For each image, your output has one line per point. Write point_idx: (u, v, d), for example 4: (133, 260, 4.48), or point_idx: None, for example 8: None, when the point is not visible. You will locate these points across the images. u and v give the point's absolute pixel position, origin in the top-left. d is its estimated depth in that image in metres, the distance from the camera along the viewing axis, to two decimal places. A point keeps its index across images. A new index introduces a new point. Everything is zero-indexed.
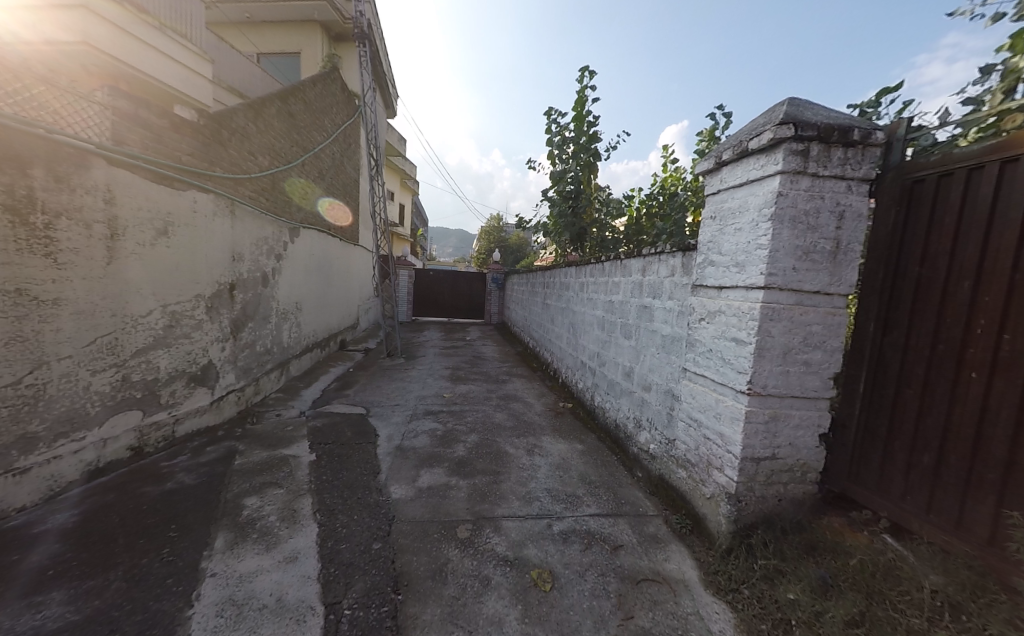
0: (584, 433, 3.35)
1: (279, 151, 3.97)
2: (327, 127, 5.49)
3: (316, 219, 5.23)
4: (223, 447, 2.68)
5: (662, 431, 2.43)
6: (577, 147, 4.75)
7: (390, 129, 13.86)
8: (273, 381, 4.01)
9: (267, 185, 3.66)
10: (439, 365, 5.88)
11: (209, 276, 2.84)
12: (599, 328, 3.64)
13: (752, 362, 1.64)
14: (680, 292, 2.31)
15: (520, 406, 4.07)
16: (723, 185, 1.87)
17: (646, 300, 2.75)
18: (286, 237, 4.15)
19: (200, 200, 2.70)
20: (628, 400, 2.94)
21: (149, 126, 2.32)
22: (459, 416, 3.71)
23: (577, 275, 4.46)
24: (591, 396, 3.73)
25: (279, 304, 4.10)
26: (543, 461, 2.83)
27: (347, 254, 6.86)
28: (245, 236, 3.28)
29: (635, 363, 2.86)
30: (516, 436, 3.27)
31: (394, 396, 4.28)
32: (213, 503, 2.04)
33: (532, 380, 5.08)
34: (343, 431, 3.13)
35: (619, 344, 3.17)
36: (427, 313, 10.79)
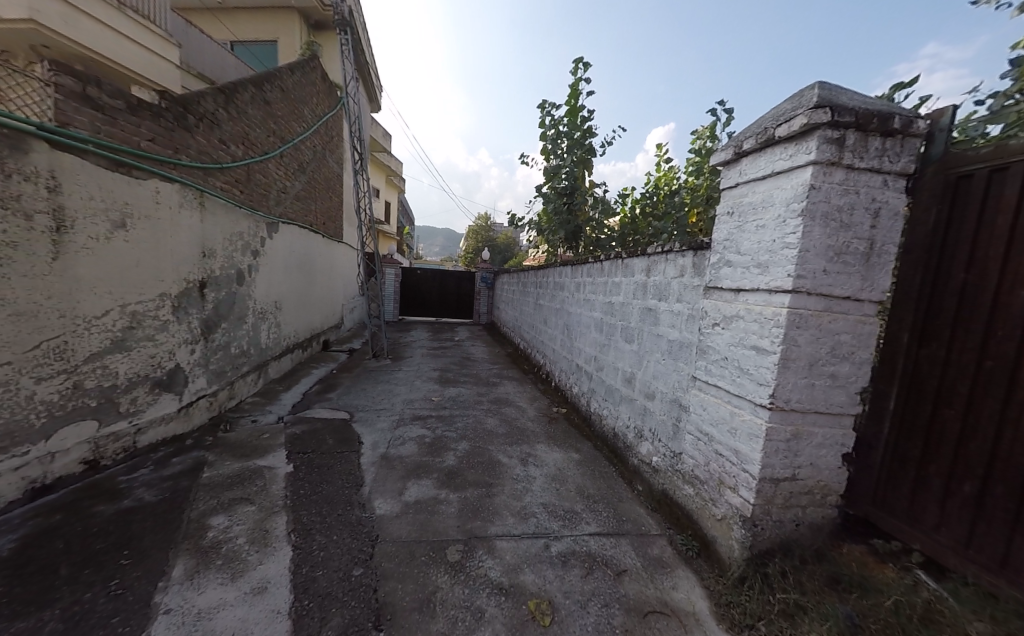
0: (580, 441, 3.20)
1: (255, 140, 3.74)
2: (307, 116, 5.24)
3: (297, 214, 4.99)
4: (191, 458, 2.46)
5: (667, 441, 2.31)
6: (571, 141, 4.57)
7: (376, 123, 13.51)
8: (249, 385, 3.78)
9: (241, 176, 3.44)
10: (427, 367, 5.68)
11: (175, 273, 2.62)
12: (596, 330, 3.50)
13: (775, 373, 1.56)
14: (690, 295, 2.19)
15: (512, 411, 3.91)
16: (743, 178, 1.78)
17: (650, 302, 2.62)
18: (263, 233, 3.94)
19: (164, 191, 2.47)
20: (628, 407, 2.80)
21: (100, 107, 2.08)
22: (448, 421, 3.53)
23: (572, 274, 4.29)
24: (587, 401, 3.58)
25: (255, 303, 3.88)
26: (538, 472, 2.67)
27: (331, 251, 6.62)
28: (217, 230, 3.07)
29: (636, 368, 2.74)
30: (508, 444, 3.11)
31: (379, 400, 4.07)
32: (174, 523, 1.83)
33: (524, 383, 4.92)
34: (325, 439, 2.94)
35: (618, 347, 3.04)
36: (415, 312, 10.54)
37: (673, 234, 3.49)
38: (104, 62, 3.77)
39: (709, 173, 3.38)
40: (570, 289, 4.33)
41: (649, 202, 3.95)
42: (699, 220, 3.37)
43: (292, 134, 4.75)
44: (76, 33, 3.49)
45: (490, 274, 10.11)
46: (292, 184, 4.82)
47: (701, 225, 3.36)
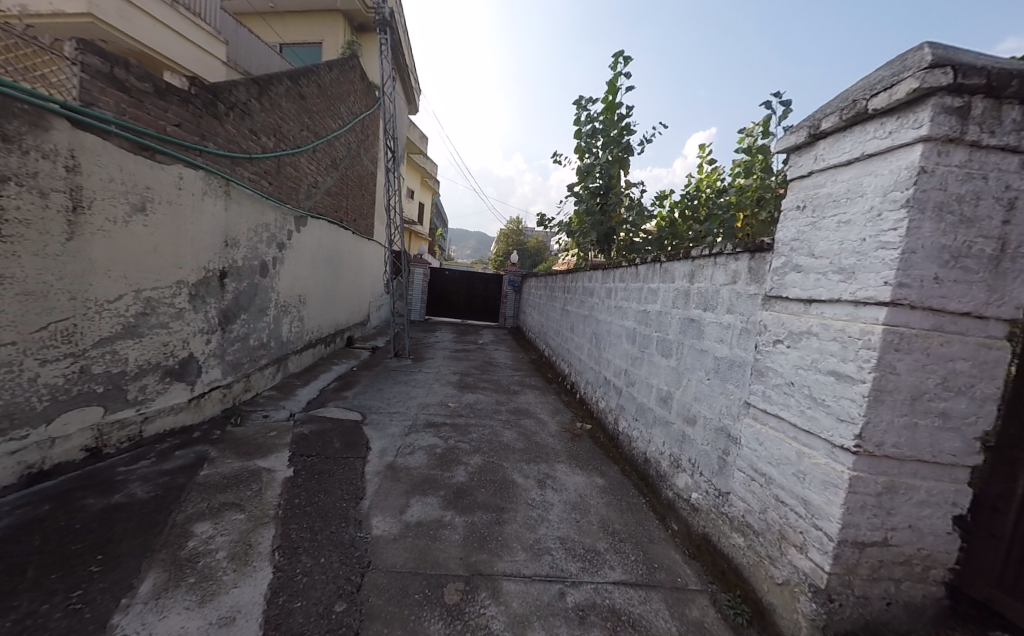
0: (605, 464, 2.88)
1: (286, 133, 3.74)
2: (341, 113, 5.28)
3: (326, 209, 4.99)
4: (194, 453, 2.37)
5: (710, 475, 1.97)
6: (608, 140, 4.32)
7: (413, 126, 13.77)
8: (267, 379, 3.73)
9: (269, 168, 3.45)
10: (447, 370, 5.51)
11: (194, 261, 2.58)
12: (628, 342, 3.17)
13: (865, 407, 1.22)
14: (744, 305, 1.87)
15: (531, 424, 3.63)
16: (820, 165, 1.46)
17: (693, 313, 2.29)
18: (290, 225, 3.93)
19: (187, 178, 2.44)
20: (662, 431, 2.47)
21: (126, 88, 2.06)
22: (462, 430, 3.31)
23: (603, 280, 3.98)
24: (614, 418, 3.26)
25: (277, 297, 3.85)
26: (556, 497, 2.38)
27: (360, 248, 6.64)
28: (240, 220, 3.05)
29: (673, 387, 2.41)
30: (524, 460, 2.84)
31: (394, 402, 3.92)
32: (157, 526, 1.69)
33: (546, 394, 4.63)
34: (332, 441, 2.78)
35: (652, 362, 2.72)
36: (441, 314, 10.50)
37: (719, 237, 3.16)
38: (152, 55, 4.18)
39: (761, 172, 3.05)
40: (600, 296, 4.02)
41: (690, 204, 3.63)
42: (748, 223, 3.04)
43: (326, 132, 4.79)
44: (127, 26, 3.92)
45: (518, 279, 9.91)
46: (323, 181, 4.84)
47: (750, 228, 3.03)
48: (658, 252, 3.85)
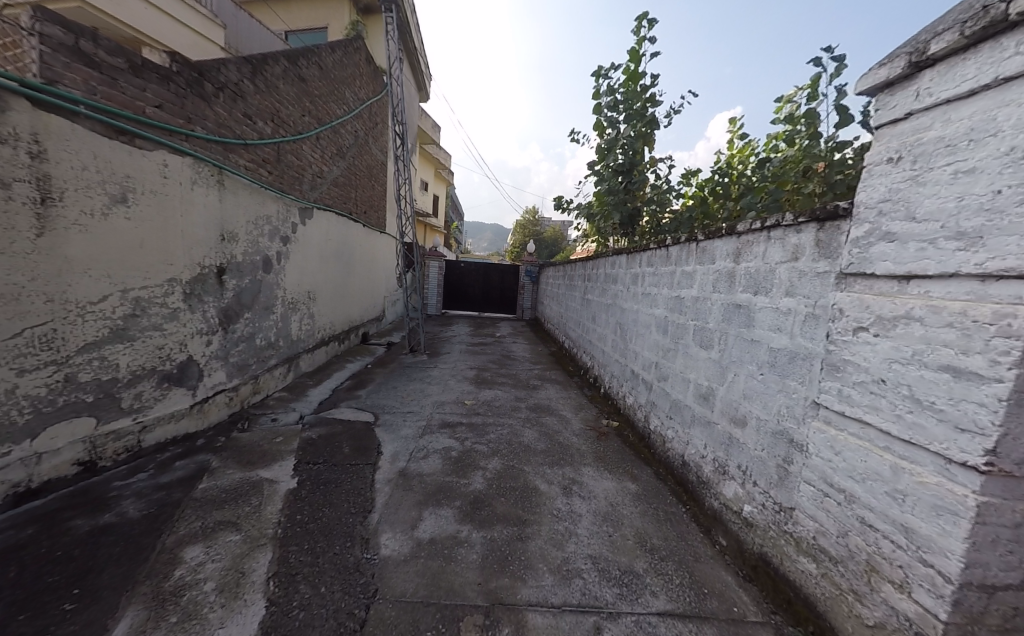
0: (637, 466, 2.62)
1: (286, 119, 3.55)
2: (346, 98, 5.06)
3: (333, 200, 4.80)
4: (194, 462, 2.22)
5: (766, 486, 1.69)
6: (631, 113, 3.97)
7: (426, 115, 13.45)
8: (277, 378, 3.59)
9: (268, 157, 3.28)
10: (463, 365, 5.30)
11: (186, 257, 2.42)
12: (659, 331, 2.87)
13: (1002, 416, 0.98)
14: (811, 286, 1.57)
15: (553, 422, 3.38)
16: (924, 105, 1.19)
17: (739, 297, 1.99)
18: (294, 217, 3.75)
19: (172, 164, 2.27)
20: (703, 432, 2.18)
21: (96, 65, 1.91)
22: (479, 431, 3.09)
23: (628, 264, 3.67)
24: (644, 416, 2.98)
25: (285, 293, 3.69)
26: (584, 506, 2.13)
27: (372, 240, 6.47)
28: (237, 211, 2.88)
29: (715, 382, 2.12)
30: (547, 463, 2.60)
31: (408, 401, 3.74)
32: (144, 551, 1.52)
33: (568, 389, 4.38)
34: (341, 446, 2.60)
35: (689, 354, 2.42)
36: (458, 307, 10.31)
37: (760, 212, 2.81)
38: (144, 39, 4.19)
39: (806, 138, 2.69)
40: (625, 282, 3.71)
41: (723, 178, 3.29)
42: (791, 196, 2.67)
43: (331, 118, 4.60)
44: (117, 10, 3.93)
45: (535, 269, 9.61)
46: (330, 170, 4.65)
47: (794, 201, 2.66)
48: (691, 230, 3.53)
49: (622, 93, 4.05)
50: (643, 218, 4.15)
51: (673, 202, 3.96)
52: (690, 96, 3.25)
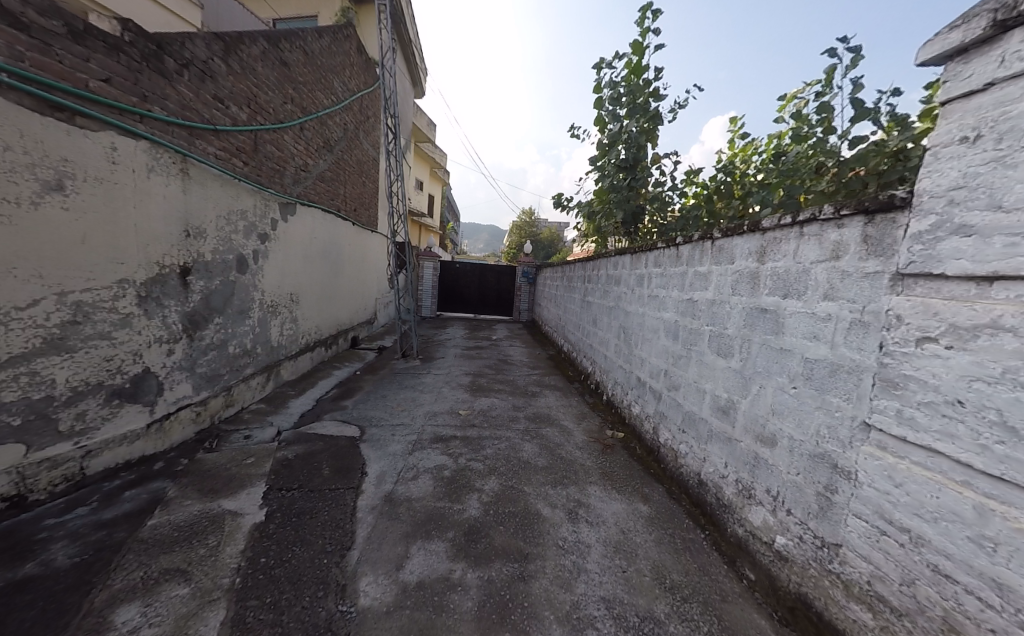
0: (648, 484, 2.41)
1: (266, 106, 3.27)
2: (335, 88, 4.77)
3: (319, 196, 4.52)
4: (147, 491, 1.95)
5: (803, 517, 1.48)
6: (634, 106, 3.77)
7: (422, 111, 13.15)
8: (256, 388, 3.31)
9: (244, 146, 3.00)
10: (458, 371, 5.05)
11: (141, 255, 2.14)
12: (669, 337, 2.66)
13: None
14: (856, 288, 1.37)
15: (554, 434, 3.15)
16: (1011, 72, 0.99)
17: (765, 300, 1.78)
18: (274, 213, 3.47)
19: (123, 148, 2.01)
20: (723, 450, 1.98)
21: (25, 27, 1.64)
22: (475, 445, 2.84)
23: (633, 265, 3.47)
24: (653, 428, 2.77)
25: (264, 295, 3.41)
26: (593, 535, 1.91)
27: (362, 240, 6.19)
28: (206, 205, 2.60)
29: (738, 394, 1.91)
30: (550, 483, 2.37)
31: (399, 412, 3.48)
32: (67, 614, 1.26)
33: (569, 395, 4.16)
34: (320, 466, 2.34)
35: (705, 362, 2.21)
36: (452, 309, 10.05)
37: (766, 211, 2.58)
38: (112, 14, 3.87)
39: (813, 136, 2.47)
40: (630, 284, 3.50)
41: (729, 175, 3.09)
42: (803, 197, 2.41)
43: (317, 108, 4.31)
44: None
45: (531, 269, 9.38)
46: (316, 164, 4.36)
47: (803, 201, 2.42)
48: (696, 229, 3.32)
49: (625, 86, 3.85)
50: (647, 216, 3.96)
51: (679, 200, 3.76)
52: (695, 88, 3.07)
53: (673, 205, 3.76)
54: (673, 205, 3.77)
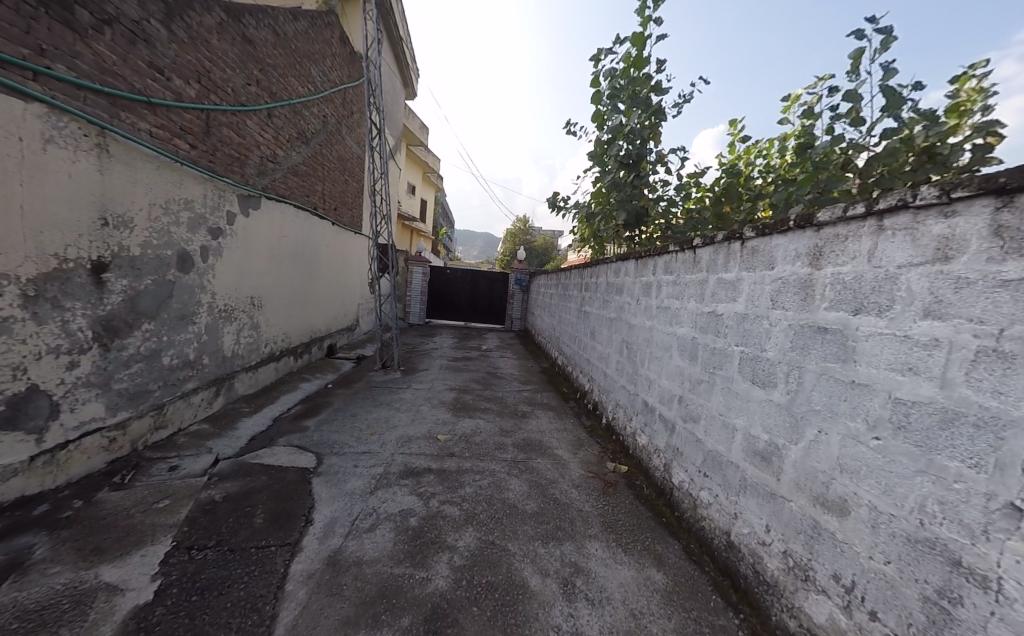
0: (660, 539, 1.96)
1: (223, 84, 2.89)
2: (313, 75, 4.39)
3: (290, 190, 4.11)
4: (5, 552, 1.47)
5: (899, 629, 1.05)
6: (635, 99, 3.41)
7: (412, 114, 12.80)
8: (198, 406, 2.83)
9: (191, 126, 2.60)
10: (442, 386, 4.61)
11: (32, 245, 1.71)
12: (684, 356, 2.22)
13: None
14: (979, 305, 0.94)
15: (545, 466, 2.70)
16: None
17: (823, 316, 1.35)
18: (230, 205, 3.05)
19: (9, 109, 1.60)
20: (763, 508, 1.54)
21: None
22: (451, 482, 2.39)
23: (637, 272, 3.05)
24: (664, 465, 2.33)
25: (213, 298, 2.96)
26: (594, 623, 1.45)
27: (343, 242, 5.78)
28: (136, 189, 2.18)
29: (785, 437, 1.47)
30: (540, 538, 1.92)
31: (368, 436, 3.01)
32: None
33: (563, 417, 3.73)
34: (253, 511, 1.88)
35: (733, 392, 1.78)
36: (442, 317, 9.62)
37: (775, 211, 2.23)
38: None
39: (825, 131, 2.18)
40: (633, 294, 3.08)
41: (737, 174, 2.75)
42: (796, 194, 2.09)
43: (291, 95, 3.93)
44: None
45: (525, 277, 9.02)
46: (288, 156, 3.98)
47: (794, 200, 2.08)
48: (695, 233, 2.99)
49: (624, 78, 3.50)
50: (651, 218, 3.55)
51: (685, 202, 3.37)
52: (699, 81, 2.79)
53: (680, 206, 3.38)
54: (680, 206, 3.39)
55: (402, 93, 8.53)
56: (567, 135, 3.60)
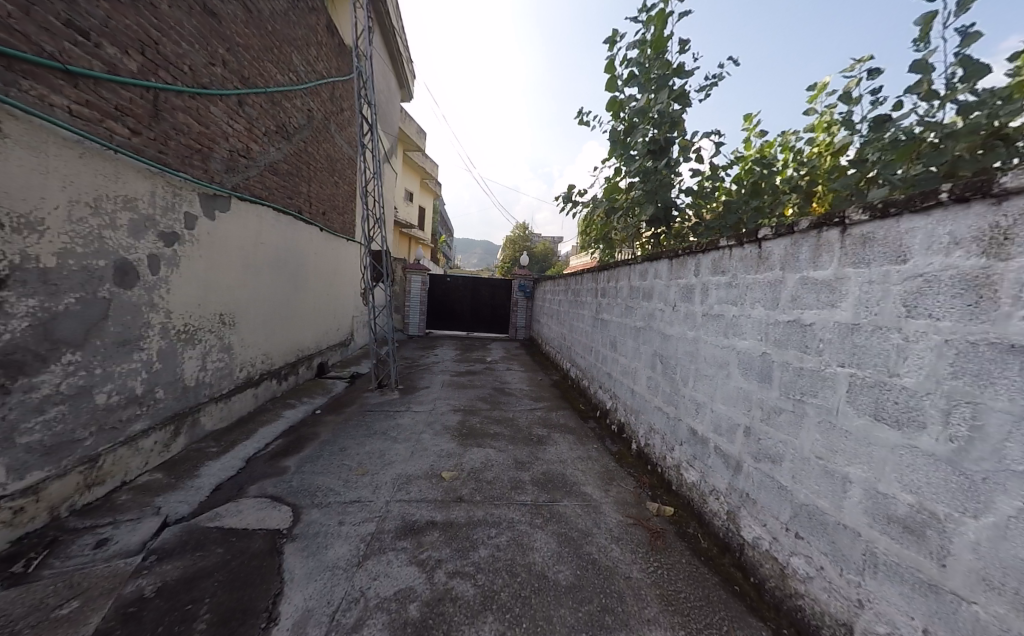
0: (740, 622, 1.49)
1: (180, 62, 2.45)
2: (294, 64, 3.96)
3: (269, 192, 3.65)
4: None
5: None
6: (660, 77, 2.99)
7: (408, 118, 12.34)
8: (149, 452, 2.33)
9: (134, 107, 2.16)
10: (445, 407, 4.12)
11: None
12: (752, 376, 1.77)
13: None
14: None
15: (575, 511, 2.23)
16: None
17: (1019, 328, 0.91)
18: (190, 206, 2.58)
19: None
20: (914, 606, 1.09)
21: None
22: (462, 542, 1.91)
23: (672, 273, 2.60)
24: (728, 514, 1.87)
25: (170, 318, 2.48)
26: None
27: (332, 250, 5.30)
28: (40, 183, 1.71)
29: (950, 503, 1.02)
30: (583, 628, 1.45)
31: (358, 477, 2.52)
32: None
33: (586, 443, 3.26)
34: (196, 614, 1.41)
35: (840, 429, 1.33)
36: (442, 327, 9.13)
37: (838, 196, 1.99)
38: None
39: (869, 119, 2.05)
40: (667, 300, 2.63)
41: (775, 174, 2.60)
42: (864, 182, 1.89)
43: (268, 82, 3.48)
44: None
45: (528, 283, 8.59)
46: (265, 151, 3.52)
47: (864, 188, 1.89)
48: (733, 231, 2.66)
49: (645, 56, 3.09)
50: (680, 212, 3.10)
51: (719, 195, 2.94)
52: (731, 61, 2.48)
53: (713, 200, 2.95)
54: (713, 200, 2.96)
55: (394, 96, 8.11)
56: (582, 124, 3.31)
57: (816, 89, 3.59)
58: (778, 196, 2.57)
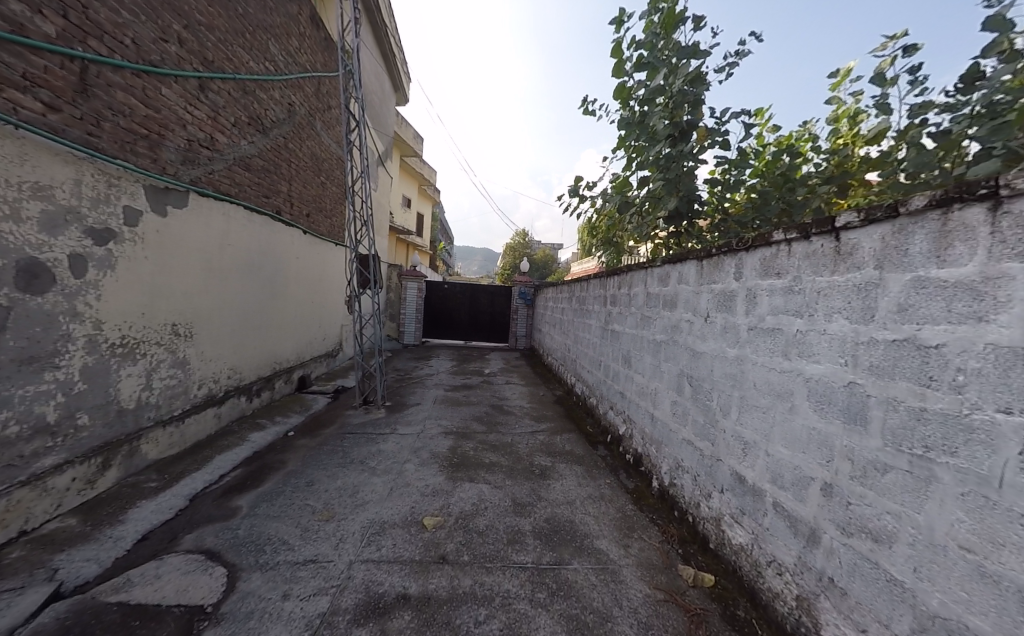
0: None
1: (118, 32, 2.11)
2: (270, 51, 3.63)
3: (237, 190, 3.30)
4: None
5: None
6: (673, 53, 2.57)
7: (405, 124, 12.08)
8: (64, 493, 1.91)
9: (54, 79, 1.80)
10: (435, 429, 3.66)
11: None
12: (839, 418, 1.29)
13: None
14: None
15: (586, 579, 1.74)
16: None
17: None
18: (131, 199, 2.21)
19: None
20: None
21: None
22: (438, 630, 1.44)
23: (702, 277, 2.14)
24: (799, 601, 1.37)
25: (101, 330, 2.08)
26: None
27: (318, 255, 4.92)
28: None
29: None
30: None
31: (321, 525, 2.06)
32: None
33: (596, 476, 2.77)
34: None
35: (1006, 510, 0.86)
36: (440, 337, 8.71)
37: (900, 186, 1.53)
38: None
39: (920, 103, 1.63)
40: (697, 309, 2.16)
41: (795, 171, 2.23)
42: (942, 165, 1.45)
43: (237, 68, 3.14)
44: None
45: (529, 290, 8.17)
46: (233, 144, 3.17)
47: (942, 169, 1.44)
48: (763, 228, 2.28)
49: (652, 32, 2.67)
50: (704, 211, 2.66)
51: (739, 192, 2.55)
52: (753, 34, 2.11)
53: (734, 196, 2.55)
54: (734, 196, 2.56)
55: (389, 99, 7.84)
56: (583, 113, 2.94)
57: (836, 76, 3.21)
58: (809, 190, 2.18)
